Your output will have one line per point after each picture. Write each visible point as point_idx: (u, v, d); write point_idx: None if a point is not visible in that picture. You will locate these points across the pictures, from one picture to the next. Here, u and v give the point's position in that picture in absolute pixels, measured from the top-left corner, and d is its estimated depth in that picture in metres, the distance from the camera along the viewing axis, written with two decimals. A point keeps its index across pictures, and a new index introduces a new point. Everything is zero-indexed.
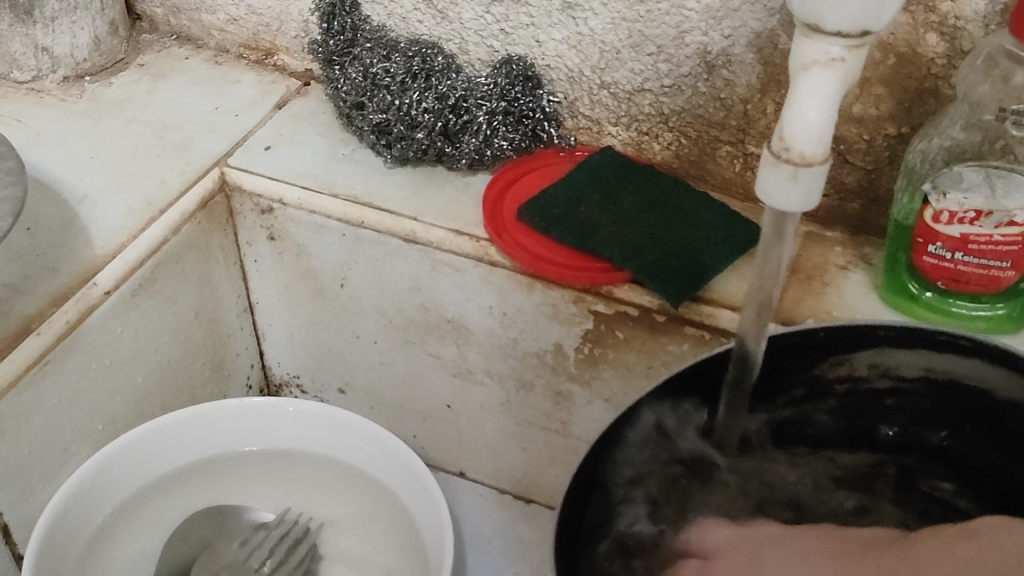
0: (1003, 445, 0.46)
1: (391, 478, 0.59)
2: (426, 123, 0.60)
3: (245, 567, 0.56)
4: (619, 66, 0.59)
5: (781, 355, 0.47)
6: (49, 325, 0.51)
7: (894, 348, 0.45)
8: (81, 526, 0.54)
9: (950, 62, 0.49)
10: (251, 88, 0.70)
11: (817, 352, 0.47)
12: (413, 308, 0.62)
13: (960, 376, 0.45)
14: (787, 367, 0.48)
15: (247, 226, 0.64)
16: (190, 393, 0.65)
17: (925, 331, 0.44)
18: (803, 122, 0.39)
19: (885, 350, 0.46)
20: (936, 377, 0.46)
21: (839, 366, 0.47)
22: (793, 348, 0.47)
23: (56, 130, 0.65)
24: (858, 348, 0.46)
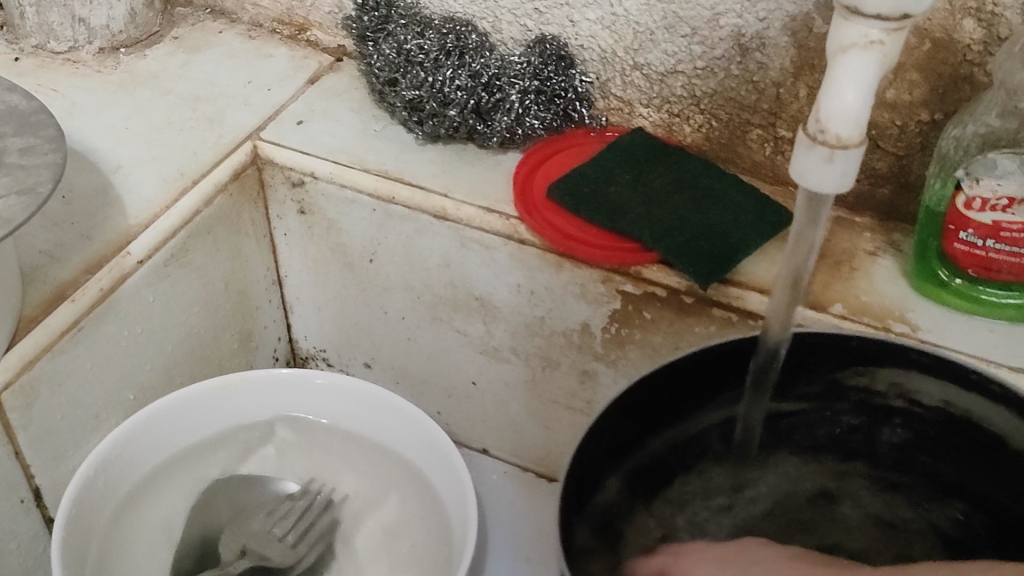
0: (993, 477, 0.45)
1: (417, 453, 0.59)
2: (459, 100, 0.61)
3: (271, 536, 0.56)
4: (652, 48, 0.59)
5: (810, 350, 0.46)
6: (84, 292, 0.52)
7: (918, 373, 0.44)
8: (110, 491, 0.55)
9: (986, 48, 0.49)
10: (284, 63, 0.71)
11: (844, 356, 0.45)
12: (441, 285, 0.62)
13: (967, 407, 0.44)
14: (812, 362, 0.47)
15: (278, 199, 0.65)
16: (218, 364, 0.66)
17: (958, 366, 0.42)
18: (840, 104, 0.39)
19: (912, 374, 0.45)
20: (954, 411, 0.45)
21: (860, 375, 0.46)
22: (823, 347, 0.46)
23: (91, 100, 0.65)
24: (887, 362, 0.45)
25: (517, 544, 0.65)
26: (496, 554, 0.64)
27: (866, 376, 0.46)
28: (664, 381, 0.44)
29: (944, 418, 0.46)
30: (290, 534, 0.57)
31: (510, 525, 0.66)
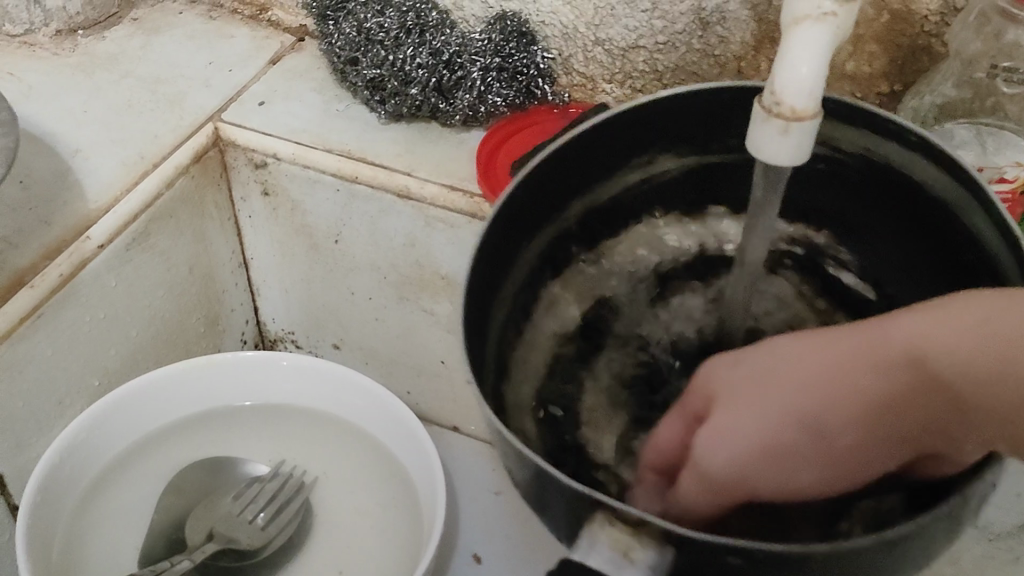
0: (624, 152, 0.46)
1: (384, 432, 0.59)
2: (420, 78, 0.60)
3: (240, 521, 0.55)
4: (613, 23, 0.59)
5: (580, 153, 0.44)
6: (43, 278, 0.51)
7: (837, 121, 0.43)
8: (75, 478, 0.55)
9: (943, 19, 0.50)
10: (245, 43, 0.70)
11: (601, 141, 0.44)
12: (407, 265, 0.62)
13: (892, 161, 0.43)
14: (592, 152, 0.44)
15: (241, 180, 0.64)
16: (184, 347, 0.66)
17: (878, 117, 0.41)
18: (794, 76, 0.39)
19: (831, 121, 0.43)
20: (874, 158, 0.43)
21: (615, 133, 0.44)
22: (619, 133, 0.44)
23: (49, 84, 0.65)
24: (600, 140, 0.44)
25: (490, 523, 0.63)
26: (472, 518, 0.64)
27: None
28: (549, 168, 0.43)
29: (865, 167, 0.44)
30: (259, 517, 0.56)
31: (481, 491, 0.66)
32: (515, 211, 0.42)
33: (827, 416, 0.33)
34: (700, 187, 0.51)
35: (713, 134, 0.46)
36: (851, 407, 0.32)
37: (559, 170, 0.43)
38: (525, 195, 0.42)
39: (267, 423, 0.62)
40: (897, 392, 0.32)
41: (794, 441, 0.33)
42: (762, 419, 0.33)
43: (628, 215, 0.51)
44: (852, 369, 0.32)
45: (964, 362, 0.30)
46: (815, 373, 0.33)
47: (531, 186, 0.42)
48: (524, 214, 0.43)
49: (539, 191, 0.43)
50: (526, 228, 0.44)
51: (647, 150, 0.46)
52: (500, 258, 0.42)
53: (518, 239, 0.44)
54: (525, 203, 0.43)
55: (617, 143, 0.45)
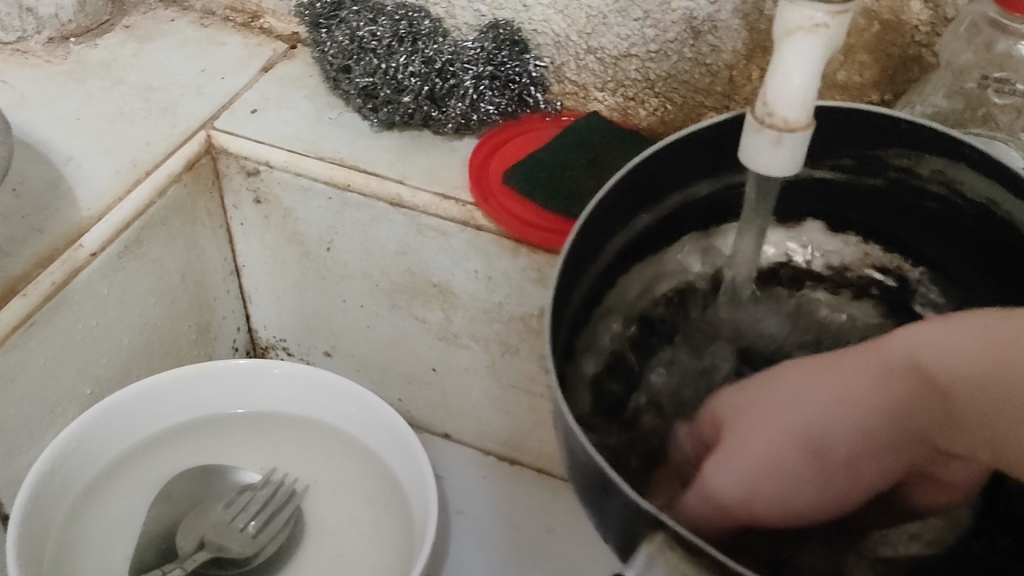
0: (678, 176, 0.43)
1: (376, 440, 0.59)
2: (413, 86, 0.60)
3: (231, 528, 0.56)
4: (605, 32, 0.59)
5: (633, 185, 0.41)
6: (35, 286, 0.51)
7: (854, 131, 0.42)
8: (67, 487, 0.54)
9: (934, 29, 0.50)
10: (237, 50, 0.70)
11: (652, 174, 0.41)
12: (399, 273, 0.62)
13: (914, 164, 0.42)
14: (649, 182, 0.42)
15: (233, 188, 0.64)
16: (176, 355, 0.65)
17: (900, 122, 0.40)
18: (787, 87, 0.39)
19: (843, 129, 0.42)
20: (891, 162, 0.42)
21: (669, 161, 0.42)
22: (674, 157, 0.42)
23: (41, 91, 0.65)
24: (656, 170, 0.41)
25: (480, 532, 0.63)
26: (463, 527, 0.64)
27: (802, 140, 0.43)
28: (610, 203, 0.40)
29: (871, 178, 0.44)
30: (250, 524, 0.56)
31: (471, 500, 0.66)
32: (572, 256, 0.39)
33: (832, 430, 0.35)
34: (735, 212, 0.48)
35: (755, 159, 0.44)
36: (851, 421, 0.35)
37: (627, 192, 0.41)
38: (585, 231, 0.39)
39: (260, 431, 0.62)
40: (898, 401, 0.34)
41: (797, 462, 0.35)
42: (773, 439, 0.35)
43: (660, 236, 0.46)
44: (853, 389, 0.35)
45: (955, 376, 0.32)
46: (818, 397, 0.35)
47: (595, 218, 0.39)
48: (578, 259, 0.40)
49: (595, 227, 0.40)
50: (583, 264, 0.40)
51: (693, 173, 0.43)
52: (564, 300, 0.39)
53: (574, 284, 0.40)
54: (574, 250, 0.38)
55: (673, 169, 0.42)
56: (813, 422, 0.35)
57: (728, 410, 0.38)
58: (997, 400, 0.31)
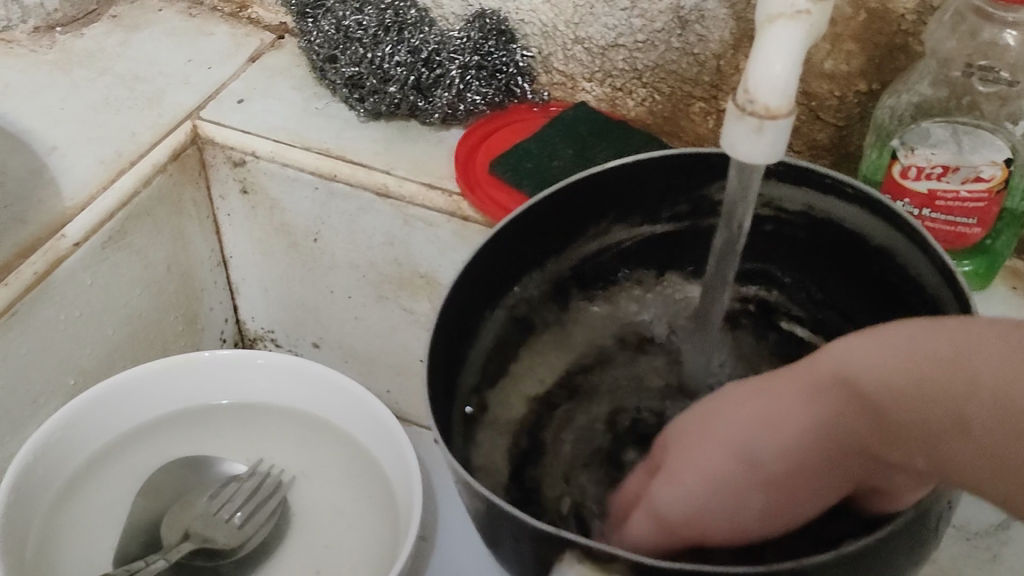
0: (594, 210, 0.47)
1: (361, 430, 0.59)
2: (399, 76, 0.60)
3: (217, 520, 0.55)
4: (592, 21, 0.59)
5: (548, 218, 0.46)
6: (17, 276, 0.51)
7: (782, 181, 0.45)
8: (50, 479, 0.54)
9: (920, 17, 0.50)
10: (225, 41, 0.70)
11: (562, 208, 0.46)
12: (386, 264, 0.62)
13: (837, 217, 0.45)
14: (562, 216, 0.46)
15: (219, 178, 0.64)
16: (162, 346, 0.65)
17: (815, 170, 0.43)
18: (768, 74, 0.39)
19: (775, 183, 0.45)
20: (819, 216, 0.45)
21: (584, 193, 0.46)
22: (585, 191, 0.46)
23: (26, 81, 0.65)
24: (569, 200, 0.45)
25: (470, 524, 0.63)
26: (453, 516, 0.63)
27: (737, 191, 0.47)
28: (517, 227, 0.44)
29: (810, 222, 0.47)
30: (235, 516, 0.56)
31: (462, 488, 0.66)
32: (487, 290, 0.45)
33: (754, 447, 0.32)
34: (652, 251, 0.52)
35: (665, 201, 0.48)
36: (779, 441, 0.31)
37: (530, 227, 0.45)
38: (486, 256, 0.43)
39: (245, 422, 0.62)
40: (844, 430, 0.30)
41: (737, 484, 0.33)
42: (713, 457, 0.33)
43: (574, 276, 0.51)
44: (773, 411, 0.32)
45: (874, 380, 0.29)
46: (745, 413, 0.33)
47: (500, 246, 0.44)
48: (488, 292, 0.45)
49: (497, 253, 0.44)
50: (487, 291, 0.45)
51: (604, 215, 0.48)
52: (464, 324, 0.44)
53: (476, 306, 0.45)
54: (489, 285, 0.45)
55: (587, 203, 0.46)
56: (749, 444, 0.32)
57: (676, 434, 0.36)
58: (927, 402, 0.27)
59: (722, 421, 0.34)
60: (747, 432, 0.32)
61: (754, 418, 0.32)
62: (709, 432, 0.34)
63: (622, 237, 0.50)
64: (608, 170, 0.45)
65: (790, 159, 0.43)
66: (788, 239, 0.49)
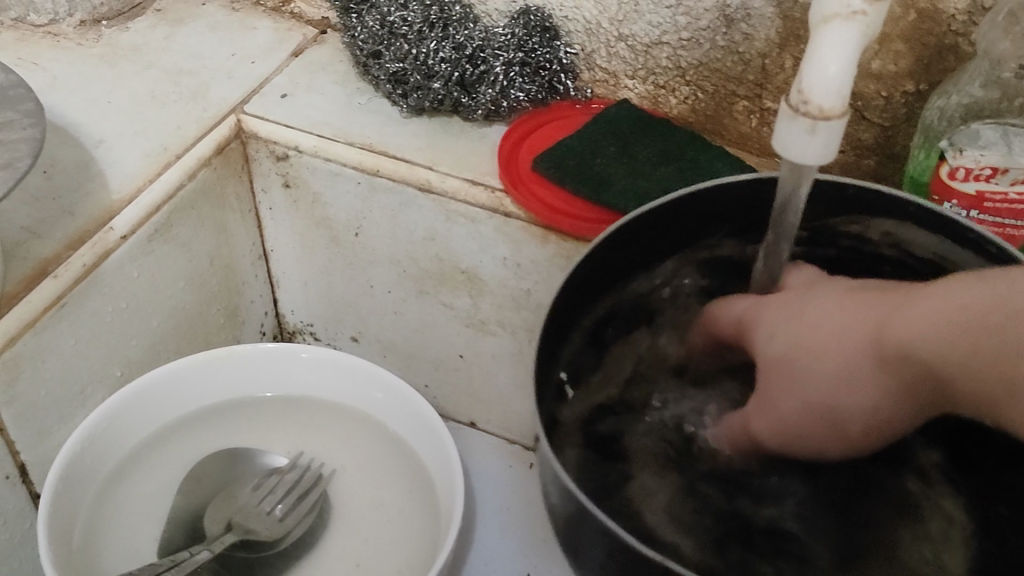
0: (702, 223, 0.47)
1: (402, 426, 0.60)
2: (443, 72, 0.60)
3: (258, 511, 0.56)
4: (637, 19, 0.59)
5: (660, 226, 0.46)
6: (67, 268, 0.52)
7: (910, 223, 0.44)
8: (95, 469, 0.55)
9: (971, 18, 0.50)
10: (268, 35, 0.70)
11: (676, 219, 0.46)
12: (427, 259, 0.62)
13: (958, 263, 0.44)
14: (676, 226, 0.47)
15: (263, 172, 0.64)
16: (204, 339, 0.66)
17: (957, 225, 0.42)
18: (822, 74, 0.39)
19: (906, 225, 0.45)
20: (943, 263, 0.45)
21: (697, 209, 0.46)
22: (701, 205, 0.46)
23: (73, 73, 0.65)
24: (684, 211, 0.46)
25: (508, 523, 0.63)
26: (489, 514, 0.64)
27: (862, 224, 0.47)
28: (635, 231, 0.45)
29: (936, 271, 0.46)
30: (277, 508, 0.56)
31: (498, 488, 0.66)
32: (594, 293, 0.46)
33: (839, 405, 0.37)
34: (737, 277, 0.51)
35: (768, 224, 0.48)
36: (850, 394, 0.36)
37: (644, 233, 0.45)
38: (603, 254, 0.44)
39: (287, 415, 0.62)
40: (896, 377, 0.35)
41: (819, 433, 0.39)
42: (795, 399, 0.39)
43: (669, 285, 0.51)
44: (842, 354, 0.36)
45: (922, 347, 0.33)
46: (831, 356, 0.37)
47: (617, 245, 0.45)
48: (594, 294, 0.46)
49: (611, 253, 0.45)
50: (593, 293, 0.46)
51: (699, 232, 0.47)
52: (572, 317, 0.44)
53: (584, 305, 0.45)
54: (597, 286, 0.46)
55: (698, 216, 0.47)
56: (783, 346, 0.40)
57: (768, 352, 0.41)
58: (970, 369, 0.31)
59: (797, 362, 0.39)
60: (823, 373, 0.37)
61: (834, 363, 0.37)
62: (793, 368, 0.39)
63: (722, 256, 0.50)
64: (719, 187, 0.45)
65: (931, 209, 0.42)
66: (881, 262, 0.48)
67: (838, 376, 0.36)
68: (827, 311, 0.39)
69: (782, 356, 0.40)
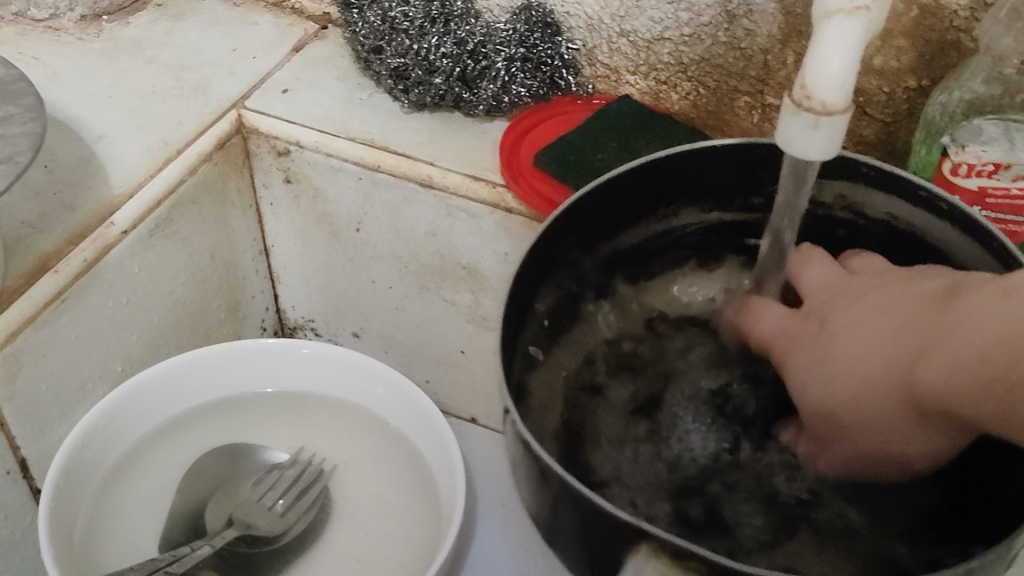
0: (668, 193, 0.48)
1: (404, 421, 0.60)
2: (444, 67, 0.60)
3: (260, 506, 0.56)
4: (639, 15, 0.59)
5: (626, 193, 0.47)
6: (67, 263, 0.52)
7: (870, 188, 0.46)
8: (96, 464, 0.55)
9: (973, 13, 0.50)
10: (269, 30, 0.70)
11: (640, 186, 0.47)
12: (428, 254, 0.62)
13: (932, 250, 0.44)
14: (641, 195, 0.47)
15: (263, 168, 0.64)
16: (205, 334, 0.66)
17: (905, 181, 0.44)
18: (825, 70, 0.39)
19: (859, 186, 0.47)
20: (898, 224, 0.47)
21: (662, 176, 0.47)
22: (665, 172, 0.47)
23: (74, 69, 0.65)
24: (647, 178, 0.46)
25: (510, 517, 0.63)
26: (490, 509, 0.64)
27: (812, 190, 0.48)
28: (602, 195, 0.46)
29: (886, 233, 0.48)
30: (278, 503, 0.56)
31: (499, 482, 0.66)
32: (558, 257, 0.46)
33: (897, 444, 0.36)
34: (710, 246, 0.53)
35: (737, 190, 0.49)
36: (873, 419, 0.36)
37: (610, 199, 0.46)
38: (569, 216, 0.45)
39: (289, 411, 0.62)
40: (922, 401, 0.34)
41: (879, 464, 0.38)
42: (856, 434, 0.38)
43: (635, 256, 0.51)
44: (875, 373, 0.36)
45: (964, 407, 0.33)
46: (859, 379, 0.37)
47: (585, 210, 0.45)
48: (561, 259, 0.47)
49: (577, 217, 0.45)
50: (559, 257, 0.46)
51: (671, 201, 0.49)
52: (536, 279, 0.45)
53: (550, 270, 0.46)
54: (563, 253, 0.46)
55: (663, 184, 0.47)
56: (817, 398, 0.39)
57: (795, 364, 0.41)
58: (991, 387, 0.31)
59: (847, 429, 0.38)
60: (861, 415, 0.37)
61: (858, 391, 0.37)
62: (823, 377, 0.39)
63: (689, 222, 0.51)
64: (683, 153, 0.46)
65: (884, 167, 0.44)
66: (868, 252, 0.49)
67: (870, 415, 0.36)
68: (849, 340, 0.38)
69: (827, 410, 0.39)
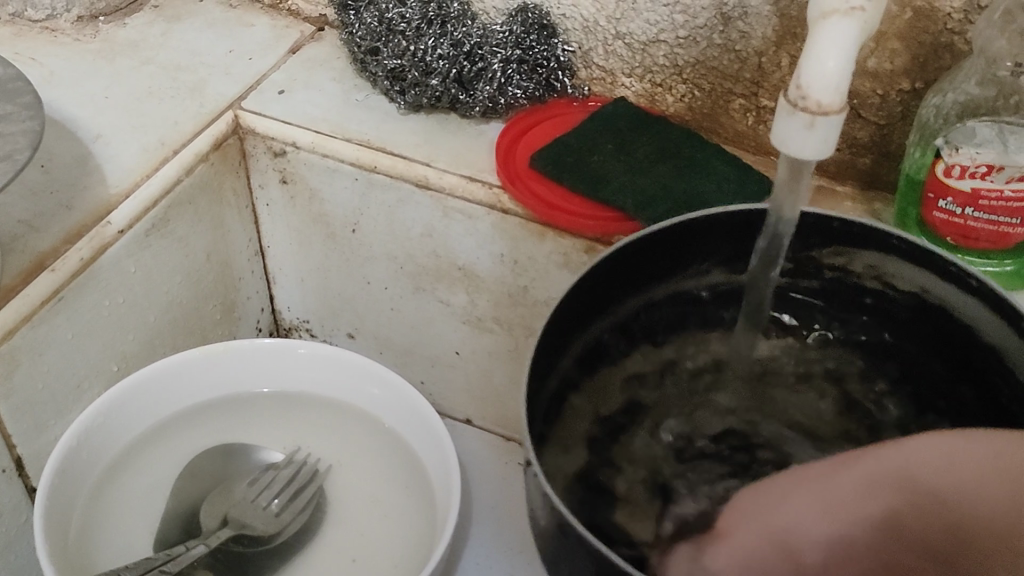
0: (707, 253, 0.47)
1: (398, 421, 0.60)
2: (441, 69, 0.60)
3: (255, 506, 0.56)
4: (634, 17, 0.59)
5: (667, 250, 0.46)
6: (63, 262, 0.52)
7: (897, 261, 0.44)
8: (91, 464, 0.55)
9: (966, 16, 0.50)
10: (265, 32, 0.70)
11: (683, 245, 0.46)
12: (424, 255, 0.62)
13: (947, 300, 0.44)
14: (680, 254, 0.46)
15: (259, 168, 0.64)
16: (200, 334, 0.66)
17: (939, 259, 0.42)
18: (821, 70, 0.39)
19: (891, 260, 0.45)
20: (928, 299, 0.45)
21: (705, 236, 0.46)
22: (707, 233, 0.46)
23: (70, 69, 0.65)
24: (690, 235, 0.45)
25: (504, 518, 0.63)
26: (485, 509, 0.64)
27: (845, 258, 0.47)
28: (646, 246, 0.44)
29: (916, 305, 0.46)
30: (273, 503, 0.57)
31: (494, 483, 0.66)
32: (594, 310, 0.45)
33: None
34: None
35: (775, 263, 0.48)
36: None
37: (651, 253, 0.45)
38: (612, 265, 0.43)
39: (284, 411, 0.62)
40: None
41: None
42: None
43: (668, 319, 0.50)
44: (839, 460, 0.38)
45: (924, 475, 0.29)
46: None
47: (626, 260, 0.44)
48: (596, 311, 0.45)
49: (619, 267, 0.44)
50: (596, 308, 0.45)
51: (692, 260, 0.47)
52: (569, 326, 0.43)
53: (585, 320, 0.45)
54: (599, 304, 0.45)
55: (704, 244, 0.46)
56: None
57: None
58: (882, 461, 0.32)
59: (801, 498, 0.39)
60: None
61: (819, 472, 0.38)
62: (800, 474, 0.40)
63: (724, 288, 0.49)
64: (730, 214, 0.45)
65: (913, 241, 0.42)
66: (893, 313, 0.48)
67: None
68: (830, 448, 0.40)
69: None
